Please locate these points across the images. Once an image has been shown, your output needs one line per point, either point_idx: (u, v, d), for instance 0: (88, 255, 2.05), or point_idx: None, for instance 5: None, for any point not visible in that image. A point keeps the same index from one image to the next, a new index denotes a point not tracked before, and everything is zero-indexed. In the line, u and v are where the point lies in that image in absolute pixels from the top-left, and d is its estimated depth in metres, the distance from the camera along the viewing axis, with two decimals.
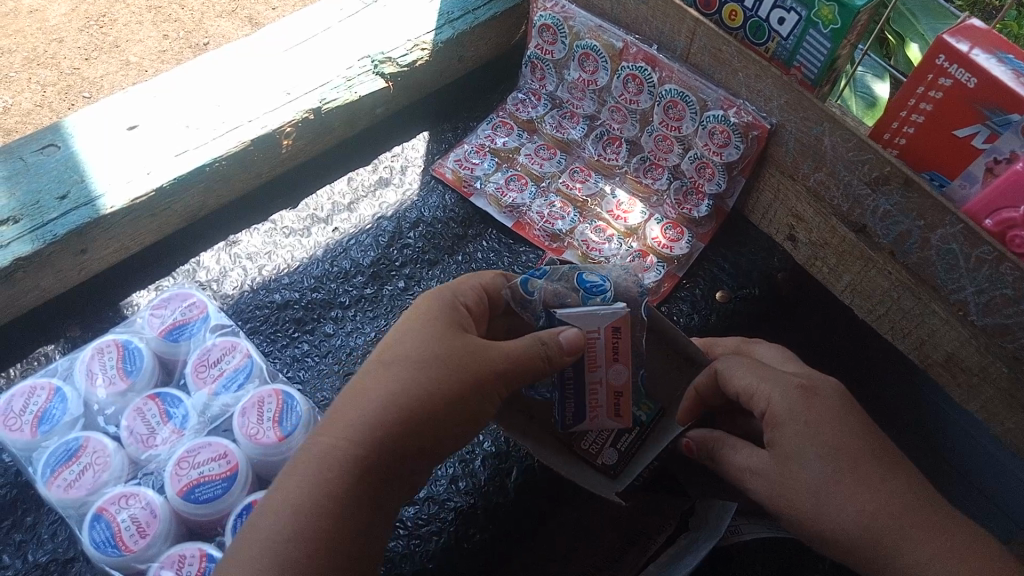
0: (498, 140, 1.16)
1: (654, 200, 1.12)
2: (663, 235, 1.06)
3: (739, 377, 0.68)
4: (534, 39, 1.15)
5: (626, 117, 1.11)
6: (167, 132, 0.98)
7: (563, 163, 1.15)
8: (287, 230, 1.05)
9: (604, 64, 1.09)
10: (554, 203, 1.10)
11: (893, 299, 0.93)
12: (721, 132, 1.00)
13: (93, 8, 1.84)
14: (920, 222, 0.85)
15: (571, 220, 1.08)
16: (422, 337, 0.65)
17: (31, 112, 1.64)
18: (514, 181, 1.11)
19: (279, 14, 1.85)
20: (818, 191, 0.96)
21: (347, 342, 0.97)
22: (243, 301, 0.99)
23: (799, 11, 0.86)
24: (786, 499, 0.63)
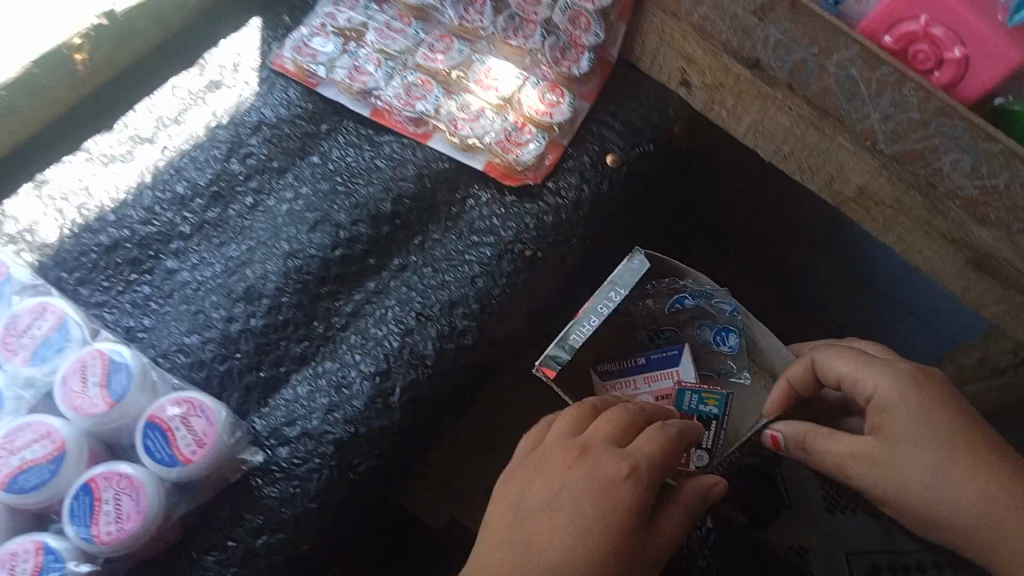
0: (342, 16, 1.00)
1: (529, 62, 0.97)
2: (542, 103, 0.94)
3: (841, 364, 0.68)
4: None
5: None
6: None
7: (420, 35, 0.99)
8: (105, 157, 0.90)
9: None
10: (412, 82, 0.95)
11: (797, 136, 0.82)
12: None
13: None
14: (814, 46, 0.73)
15: (434, 99, 0.95)
16: (612, 520, 0.61)
17: None
18: (366, 62, 0.96)
19: None
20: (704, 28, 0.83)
21: (193, 278, 0.85)
22: (65, 249, 0.85)
23: None
24: (896, 487, 0.64)
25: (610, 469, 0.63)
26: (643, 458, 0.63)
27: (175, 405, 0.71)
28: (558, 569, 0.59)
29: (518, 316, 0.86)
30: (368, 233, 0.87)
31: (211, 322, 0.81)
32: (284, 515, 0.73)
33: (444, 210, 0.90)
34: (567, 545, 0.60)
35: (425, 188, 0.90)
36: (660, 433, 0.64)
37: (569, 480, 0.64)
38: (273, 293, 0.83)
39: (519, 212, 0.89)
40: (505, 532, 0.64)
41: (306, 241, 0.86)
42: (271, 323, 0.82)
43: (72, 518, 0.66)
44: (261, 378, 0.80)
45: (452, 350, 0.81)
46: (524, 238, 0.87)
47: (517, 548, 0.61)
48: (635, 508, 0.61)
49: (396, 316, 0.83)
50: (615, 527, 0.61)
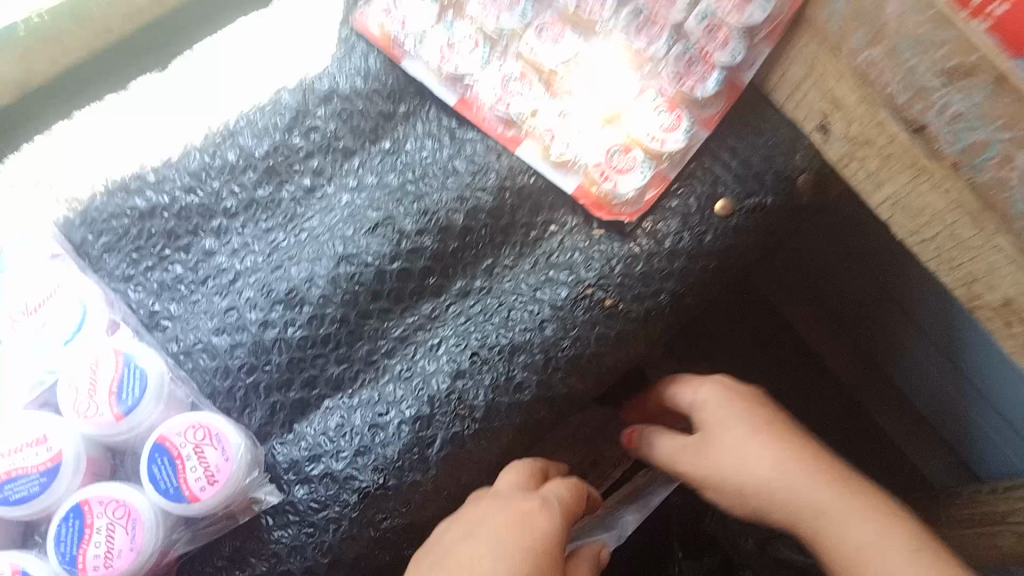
0: None
1: (651, 71, 0.80)
2: (659, 129, 0.79)
3: (675, 384, 0.77)
4: None
5: None
6: None
7: (527, 15, 0.82)
8: None
9: None
10: (510, 75, 0.82)
11: (946, 223, 0.70)
12: None
13: None
14: (1007, 132, 0.61)
15: (533, 100, 0.81)
16: (535, 512, 0.64)
17: None
18: (464, 41, 0.83)
19: None
20: (864, 73, 0.70)
21: (230, 265, 0.76)
22: (94, 207, 0.76)
23: None
24: (702, 461, 0.72)
25: (522, 504, 0.65)
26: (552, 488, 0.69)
27: (188, 432, 0.63)
28: (513, 551, 0.60)
29: (587, 373, 0.75)
30: (434, 247, 0.76)
31: (243, 325, 0.72)
32: (291, 565, 0.67)
33: (521, 233, 0.80)
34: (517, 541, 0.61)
35: (503, 203, 0.79)
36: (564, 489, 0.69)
37: (486, 508, 0.66)
38: (317, 301, 0.73)
39: (604, 251, 0.77)
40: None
41: (361, 246, 0.74)
42: (309, 336, 0.72)
43: (58, 543, 0.61)
44: (291, 397, 0.72)
45: (505, 404, 0.71)
46: (607, 284, 0.75)
47: None
48: (561, 503, 0.67)
49: (449, 353, 0.73)
50: None
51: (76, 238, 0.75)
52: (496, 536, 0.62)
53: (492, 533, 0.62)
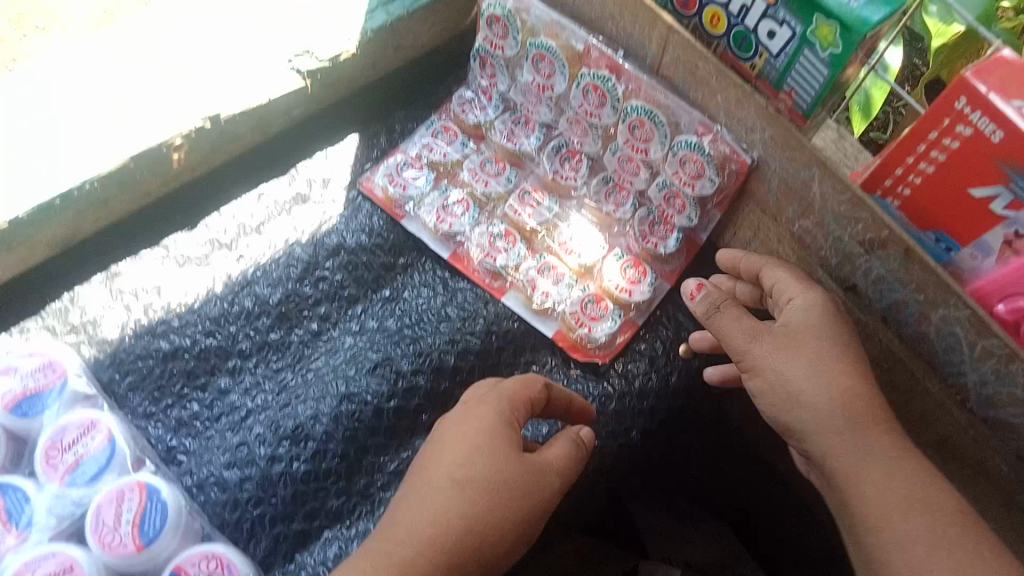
0: (438, 151, 0.97)
1: (619, 229, 0.93)
2: (624, 281, 0.89)
3: (777, 274, 0.73)
4: (482, 31, 0.93)
5: (587, 131, 0.92)
6: (33, 132, 0.82)
7: (512, 181, 0.96)
8: (182, 258, 0.89)
9: (515, 34, 0.90)
10: (496, 232, 0.93)
11: (883, 369, 0.82)
12: (641, 126, 0.85)
13: None
14: (920, 295, 0.71)
15: (516, 255, 0.92)
16: (486, 411, 0.67)
17: None
18: (455, 204, 0.94)
19: None
20: (803, 238, 0.82)
21: (243, 403, 0.84)
22: (123, 349, 0.84)
23: (793, 24, 0.68)
24: (790, 350, 0.67)
25: (491, 399, 0.68)
26: (516, 381, 0.71)
27: (202, 561, 0.69)
28: (468, 475, 0.63)
29: None
30: (427, 386, 0.85)
31: (253, 459, 0.79)
32: None
33: (506, 373, 0.88)
34: (463, 453, 0.64)
35: (490, 347, 0.88)
36: (525, 380, 0.71)
37: (459, 407, 0.69)
38: (320, 436, 0.81)
39: (580, 390, 0.87)
40: (417, 475, 0.65)
41: (362, 386, 0.83)
42: (312, 469, 0.79)
43: None
44: (292, 528, 0.78)
45: None
46: None
47: (409, 514, 0.62)
48: (523, 391, 0.69)
49: None
50: (495, 453, 0.64)
51: (103, 376, 0.83)
52: (481, 452, 0.64)
53: (454, 438, 0.66)
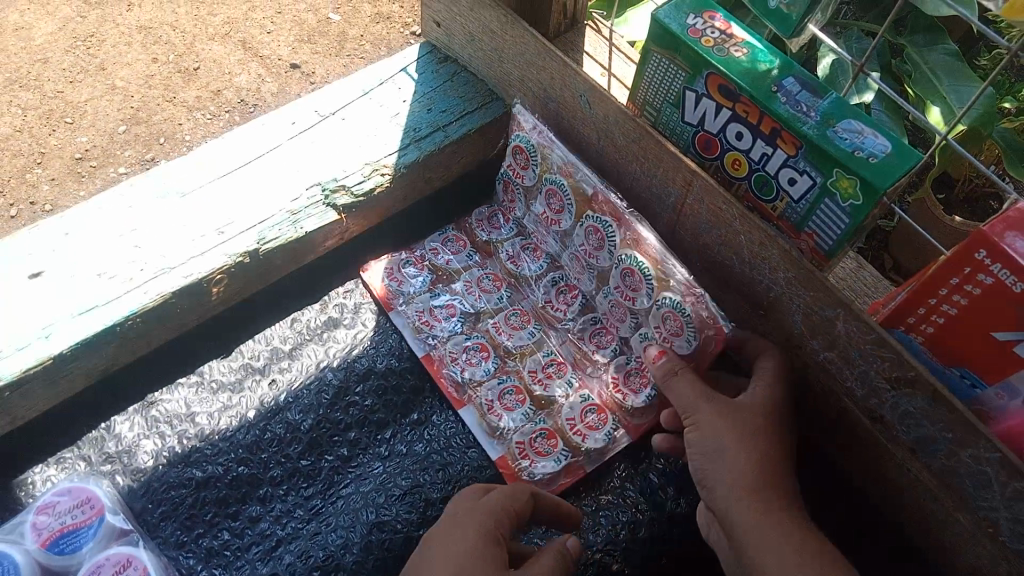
0: (442, 257, 1.00)
1: (595, 370, 0.92)
2: (581, 424, 0.87)
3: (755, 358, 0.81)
4: (507, 159, 0.96)
5: (585, 270, 0.92)
6: (78, 266, 0.86)
7: (504, 301, 0.97)
8: (215, 384, 0.91)
9: (534, 165, 0.92)
10: (506, 387, 0.90)
11: (916, 498, 0.83)
12: (632, 274, 0.84)
13: (82, 26, 1.57)
14: (949, 433, 0.72)
15: (485, 370, 0.92)
16: (482, 515, 0.68)
17: (7, 138, 1.41)
18: (443, 309, 0.96)
19: (278, 51, 1.56)
20: (829, 370, 0.83)
21: (273, 532, 0.84)
22: (156, 477, 0.85)
23: (813, 175, 0.74)
24: (724, 420, 0.75)
25: (489, 502, 0.70)
26: (504, 493, 0.72)
27: None
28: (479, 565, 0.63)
29: None
30: None
31: None
32: None
33: None
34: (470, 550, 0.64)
35: None
36: (511, 490, 0.72)
37: (450, 512, 0.70)
38: (351, 566, 0.82)
39: (610, 515, 0.87)
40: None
41: (394, 514, 0.85)
42: None
43: None
44: None
45: None
46: (613, 550, 0.85)
47: None
48: (512, 503, 0.71)
49: None
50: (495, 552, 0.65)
51: (136, 505, 0.84)
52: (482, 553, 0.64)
53: (456, 539, 0.65)
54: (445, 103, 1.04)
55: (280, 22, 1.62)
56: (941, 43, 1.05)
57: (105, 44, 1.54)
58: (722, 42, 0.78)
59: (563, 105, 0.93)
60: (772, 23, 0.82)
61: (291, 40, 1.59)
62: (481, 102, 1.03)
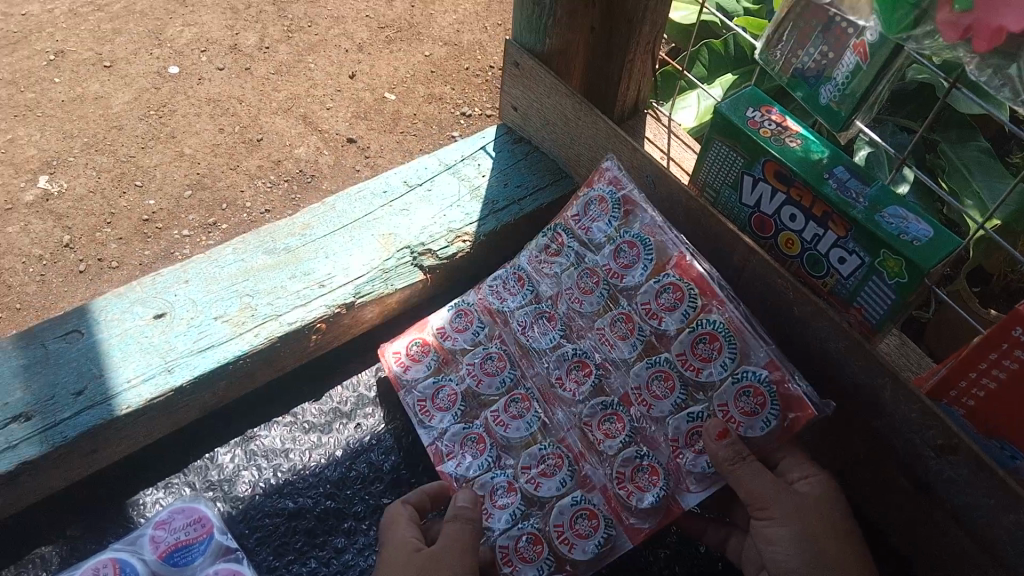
0: (450, 336, 1.00)
1: (599, 461, 0.90)
2: (569, 531, 0.86)
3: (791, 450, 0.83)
4: (575, 208, 0.97)
5: (632, 331, 0.90)
6: (197, 309, 0.96)
7: (507, 384, 0.96)
8: (307, 424, 1.00)
9: (614, 217, 0.94)
10: (496, 483, 0.91)
11: (960, 565, 0.87)
12: (711, 341, 0.84)
13: (155, 97, 1.79)
14: (991, 498, 0.78)
15: (480, 465, 0.92)
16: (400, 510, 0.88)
17: (84, 198, 1.60)
18: (444, 396, 0.97)
19: (335, 121, 1.77)
20: (875, 437, 0.89)
21: (356, 564, 0.91)
22: (253, 506, 0.94)
23: (861, 255, 0.83)
24: (802, 519, 0.77)
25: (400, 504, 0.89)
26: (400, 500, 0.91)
27: None
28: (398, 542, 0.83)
29: None
30: None
31: None
32: None
33: None
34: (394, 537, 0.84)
35: None
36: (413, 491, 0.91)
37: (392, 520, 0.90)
38: None
39: None
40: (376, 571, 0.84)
41: None
42: None
43: None
44: None
45: None
46: None
47: None
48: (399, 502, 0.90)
49: None
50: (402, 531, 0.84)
51: (235, 530, 0.92)
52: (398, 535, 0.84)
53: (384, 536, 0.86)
54: (519, 178, 1.15)
55: (340, 100, 1.81)
56: (973, 139, 1.15)
57: (176, 115, 1.76)
58: (780, 134, 0.89)
59: None
60: (824, 119, 0.93)
61: (347, 117, 1.78)
62: (551, 178, 1.15)
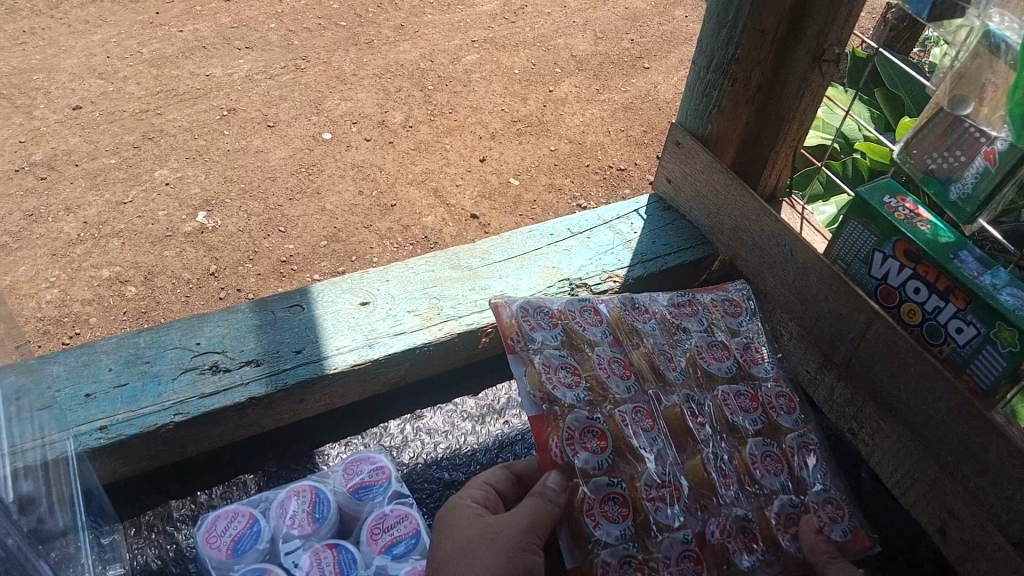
0: (584, 328, 1.00)
1: (701, 506, 0.91)
2: (676, 568, 0.84)
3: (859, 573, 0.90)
4: (713, 296, 1.14)
5: (756, 408, 1.02)
6: (395, 303, 1.16)
7: (633, 391, 0.95)
8: (465, 413, 1.18)
9: (744, 320, 1.13)
10: (614, 492, 0.83)
11: None
12: (808, 446, 1.01)
13: (307, 157, 2.10)
14: None
15: (603, 460, 0.85)
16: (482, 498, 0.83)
17: (233, 235, 1.87)
18: (570, 373, 0.92)
19: (462, 193, 2.01)
20: (977, 494, 0.98)
21: None
22: (416, 472, 1.11)
23: (978, 326, 0.95)
24: None
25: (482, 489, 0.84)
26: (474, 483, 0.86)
27: (401, 522, 0.96)
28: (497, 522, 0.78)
29: None
30: None
31: None
32: None
33: None
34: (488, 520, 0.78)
35: None
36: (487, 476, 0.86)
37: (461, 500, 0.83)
38: None
39: None
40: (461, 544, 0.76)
41: None
42: None
43: None
44: None
45: None
46: None
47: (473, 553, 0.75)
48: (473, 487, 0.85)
49: None
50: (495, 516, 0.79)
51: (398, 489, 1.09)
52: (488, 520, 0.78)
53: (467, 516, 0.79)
54: (666, 240, 1.33)
55: (469, 180, 2.05)
56: None
57: (323, 174, 2.05)
58: (912, 219, 1.04)
59: (765, 250, 1.21)
60: (951, 212, 1.08)
61: (474, 196, 2.01)
62: (694, 243, 1.32)
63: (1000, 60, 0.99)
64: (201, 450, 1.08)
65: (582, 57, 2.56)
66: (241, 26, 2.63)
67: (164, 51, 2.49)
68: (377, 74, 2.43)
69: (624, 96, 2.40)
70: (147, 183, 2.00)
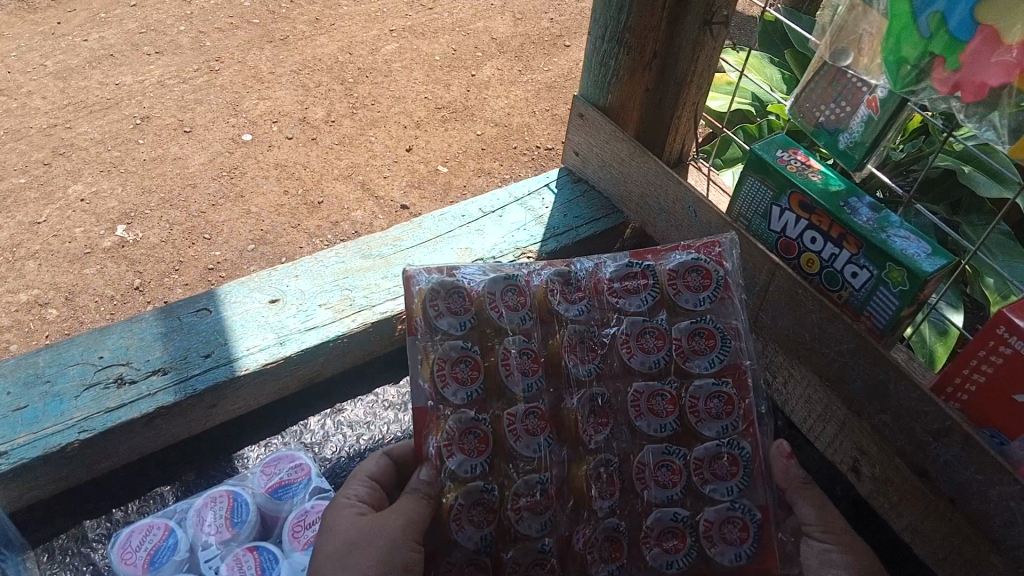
0: (503, 306, 0.81)
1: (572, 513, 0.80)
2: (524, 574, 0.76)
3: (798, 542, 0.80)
4: (677, 261, 0.86)
5: (675, 410, 0.81)
6: (306, 298, 1.14)
7: (535, 390, 0.80)
8: (387, 402, 1.18)
9: (708, 296, 0.84)
10: (484, 499, 0.76)
11: (954, 545, 0.98)
12: (731, 459, 0.81)
13: (228, 161, 2.05)
14: (980, 474, 0.91)
15: (477, 467, 0.77)
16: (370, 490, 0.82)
17: (155, 246, 1.81)
18: (466, 365, 0.79)
19: (389, 185, 1.99)
20: (882, 431, 1.02)
21: None
22: (339, 466, 1.12)
23: (870, 268, 0.99)
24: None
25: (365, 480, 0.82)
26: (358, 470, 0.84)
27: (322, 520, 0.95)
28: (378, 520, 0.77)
29: None
30: None
31: None
32: None
33: None
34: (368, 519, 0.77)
35: None
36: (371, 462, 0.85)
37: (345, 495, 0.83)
38: None
39: None
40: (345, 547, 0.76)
41: None
42: None
43: None
44: None
45: None
46: None
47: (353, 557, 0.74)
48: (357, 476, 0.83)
49: None
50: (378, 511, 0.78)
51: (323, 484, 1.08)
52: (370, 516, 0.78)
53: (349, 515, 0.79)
54: (577, 212, 1.34)
55: (396, 171, 2.03)
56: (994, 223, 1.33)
57: (245, 177, 2.00)
58: (804, 171, 1.07)
59: (672, 214, 1.23)
60: (843, 162, 1.11)
61: (401, 187, 1.99)
62: (604, 213, 1.34)
63: (872, 10, 1.01)
64: (114, 465, 1.05)
65: (503, 39, 2.55)
66: (150, 30, 2.54)
67: (69, 61, 2.39)
68: (295, 70, 2.38)
69: (547, 76, 2.40)
70: (60, 201, 1.93)
